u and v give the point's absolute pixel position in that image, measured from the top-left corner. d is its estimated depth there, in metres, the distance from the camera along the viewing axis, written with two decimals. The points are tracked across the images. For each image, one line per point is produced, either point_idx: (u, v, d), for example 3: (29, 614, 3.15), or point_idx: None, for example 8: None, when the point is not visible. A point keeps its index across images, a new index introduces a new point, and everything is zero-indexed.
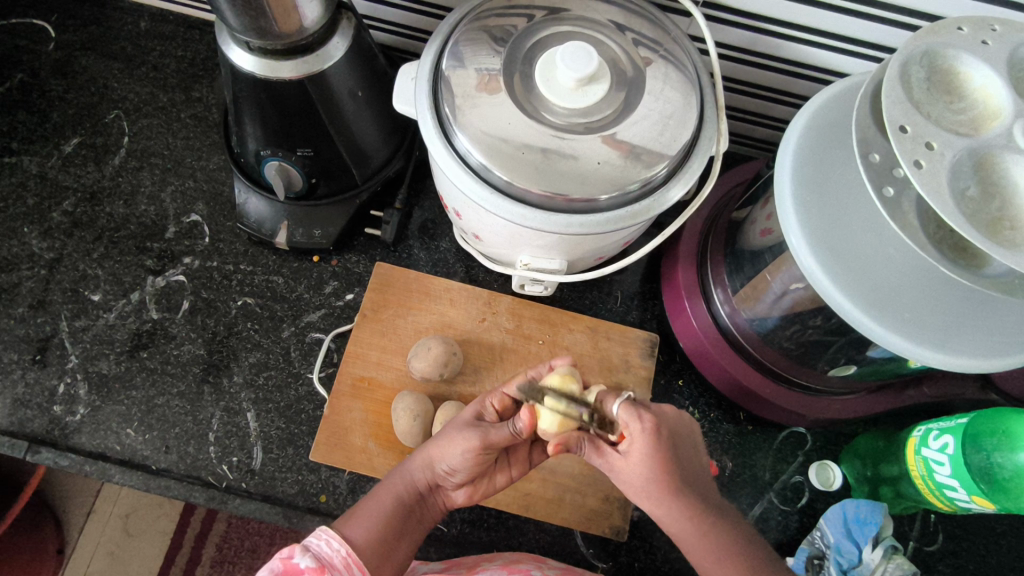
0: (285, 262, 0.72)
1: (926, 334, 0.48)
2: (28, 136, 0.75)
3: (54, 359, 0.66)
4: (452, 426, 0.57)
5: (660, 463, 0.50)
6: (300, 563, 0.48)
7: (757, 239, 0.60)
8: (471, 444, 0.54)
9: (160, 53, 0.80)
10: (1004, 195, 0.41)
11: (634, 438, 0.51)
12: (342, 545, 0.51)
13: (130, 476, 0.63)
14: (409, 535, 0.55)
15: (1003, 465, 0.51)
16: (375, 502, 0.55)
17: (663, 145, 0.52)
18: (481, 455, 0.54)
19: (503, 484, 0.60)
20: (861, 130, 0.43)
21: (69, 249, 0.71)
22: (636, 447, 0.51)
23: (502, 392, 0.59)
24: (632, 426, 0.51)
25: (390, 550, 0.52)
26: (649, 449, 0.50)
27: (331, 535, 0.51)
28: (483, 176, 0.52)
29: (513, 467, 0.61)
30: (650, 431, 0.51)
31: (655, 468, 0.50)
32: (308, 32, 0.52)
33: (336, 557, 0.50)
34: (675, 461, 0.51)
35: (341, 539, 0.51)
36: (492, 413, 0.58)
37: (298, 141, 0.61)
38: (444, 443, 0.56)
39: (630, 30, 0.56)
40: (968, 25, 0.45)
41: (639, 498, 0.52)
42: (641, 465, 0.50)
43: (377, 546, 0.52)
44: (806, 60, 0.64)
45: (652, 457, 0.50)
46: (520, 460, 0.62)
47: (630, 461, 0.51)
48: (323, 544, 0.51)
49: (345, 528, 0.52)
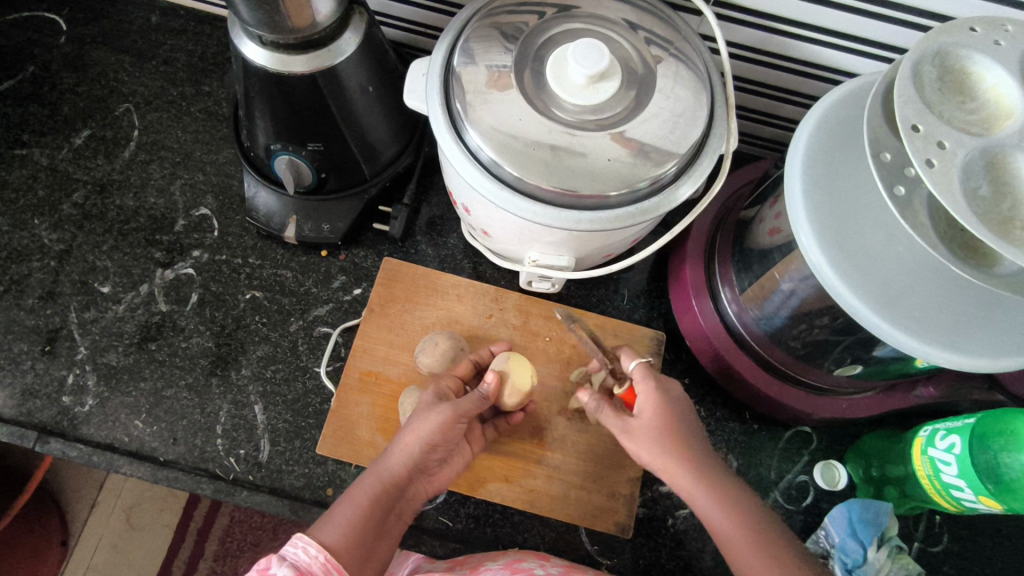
0: (294, 257, 0.73)
1: (934, 332, 0.48)
2: (39, 128, 0.75)
3: (63, 350, 0.67)
4: (418, 409, 0.59)
5: (671, 412, 0.57)
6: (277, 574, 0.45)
7: (765, 239, 0.61)
8: (442, 417, 0.57)
9: (171, 47, 0.80)
10: (1017, 195, 0.41)
11: (644, 397, 0.57)
12: (319, 552, 0.48)
13: (138, 467, 0.63)
14: (387, 532, 0.54)
15: (1010, 465, 0.51)
16: (352, 502, 0.53)
17: (673, 143, 0.52)
18: (454, 425, 0.57)
19: (465, 461, 0.63)
20: (872, 130, 0.43)
21: (79, 241, 0.71)
22: (647, 401, 0.57)
23: (452, 375, 0.64)
24: (642, 385, 0.58)
25: (370, 550, 0.51)
26: (659, 401, 0.57)
27: (307, 541, 0.49)
28: (493, 172, 0.52)
29: (471, 445, 0.64)
30: (658, 387, 0.58)
31: (668, 421, 0.56)
32: (321, 26, 0.52)
33: (315, 565, 0.47)
34: (679, 418, 0.57)
35: (318, 545, 0.49)
36: (451, 392, 0.62)
37: (308, 136, 0.61)
38: (418, 426, 0.57)
39: (642, 28, 0.56)
40: (980, 25, 0.45)
41: (652, 459, 0.56)
42: (655, 416, 0.56)
43: (357, 546, 0.50)
44: (816, 60, 0.64)
45: (658, 411, 0.56)
46: (477, 437, 0.65)
47: (641, 416, 0.57)
48: (300, 553, 0.48)
49: (321, 532, 0.50)
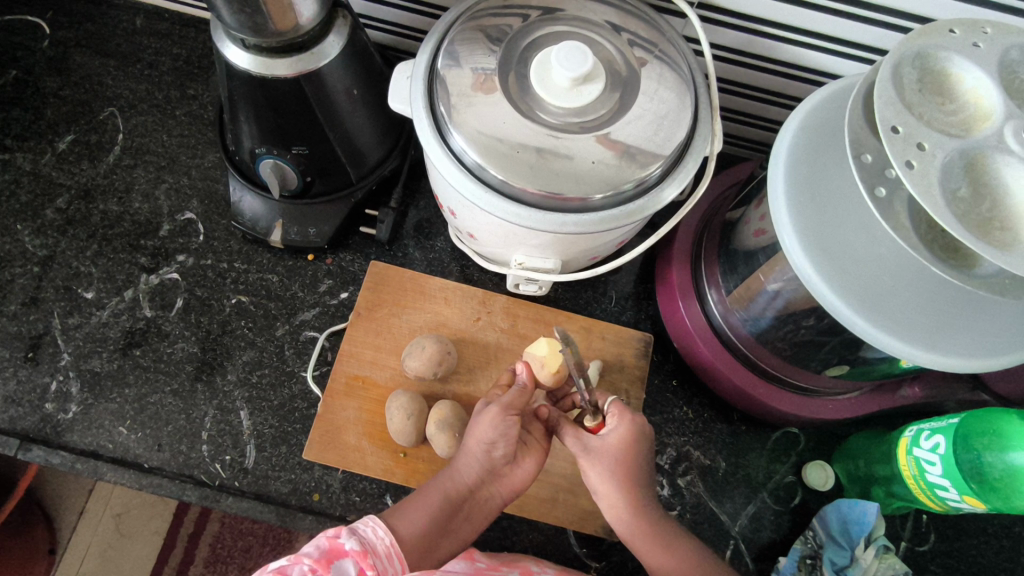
0: (280, 261, 0.72)
1: (917, 333, 0.49)
2: (22, 133, 0.75)
3: (46, 357, 0.66)
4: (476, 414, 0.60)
5: (634, 453, 0.57)
6: (346, 545, 0.52)
7: (750, 240, 0.61)
8: (492, 415, 0.58)
9: (155, 51, 0.80)
10: (996, 195, 0.41)
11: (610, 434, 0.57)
12: (386, 534, 0.54)
13: (122, 474, 0.63)
14: (456, 531, 0.57)
15: (993, 464, 0.51)
16: (425, 499, 0.57)
17: (657, 145, 0.52)
18: (505, 418, 0.58)
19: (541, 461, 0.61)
20: (853, 131, 0.43)
21: (62, 246, 0.70)
22: (620, 436, 0.57)
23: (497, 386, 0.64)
24: (619, 420, 0.58)
25: (433, 544, 0.55)
26: (627, 441, 0.57)
27: (376, 522, 0.55)
28: (477, 174, 0.52)
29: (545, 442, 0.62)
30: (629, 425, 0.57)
31: (624, 462, 0.57)
32: (304, 30, 0.52)
33: (380, 544, 0.54)
34: (638, 458, 0.57)
35: (386, 528, 0.55)
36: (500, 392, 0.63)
37: (293, 139, 0.61)
38: (476, 426, 0.58)
39: (625, 30, 0.56)
40: (959, 27, 0.45)
41: (598, 483, 0.57)
42: (616, 455, 0.57)
43: (423, 540, 0.55)
44: (799, 62, 0.65)
45: (626, 448, 0.57)
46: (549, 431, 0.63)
47: (608, 450, 0.57)
48: (368, 530, 0.55)
49: (396, 520, 0.56)
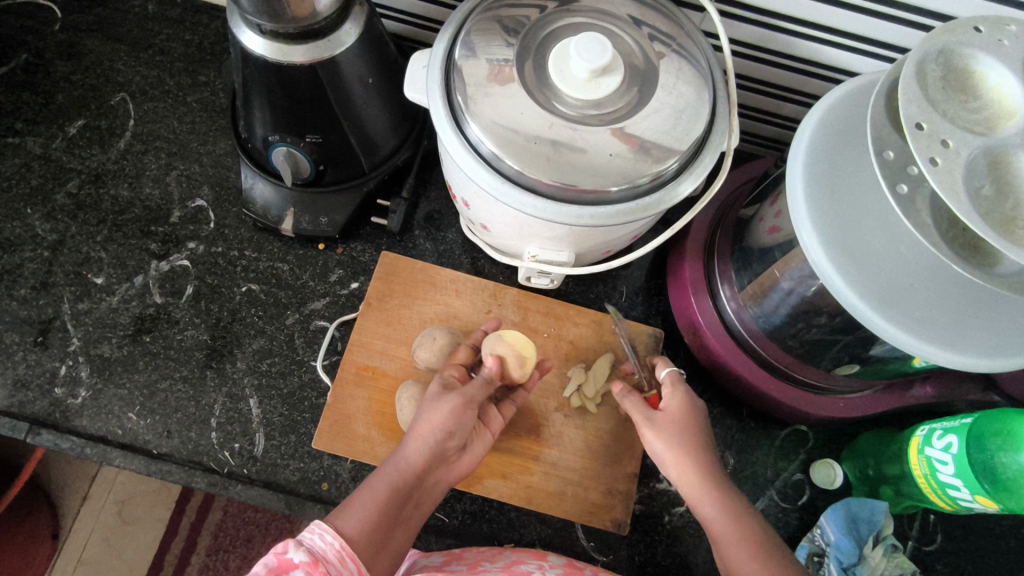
0: (290, 250, 0.72)
1: (935, 332, 0.48)
2: (33, 117, 0.74)
3: (56, 342, 0.66)
4: (427, 400, 0.58)
5: (690, 419, 0.58)
6: (295, 558, 0.45)
7: (764, 237, 0.61)
8: (454, 405, 0.57)
9: (167, 36, 0.79)
10: (1019, 195, 0.41)
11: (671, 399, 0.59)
12: (335, 539, 0.48)
13: (131, 460, 0.63)
14: (406, 522, 0.54)
15: (1007, 465, 0.51)
16: (370, 492, 0.53)
17: (674, 139, 0.52)
18: (466, 411, 0.57)
19: (485, 446, 0.61)
20: (875, 128, 0.43)
21: (73, 231, 0.70)
22: (676, 402, 0.59)
23: (453, 364, 0.63)
24: (673, 387, 0.60)
25: (386, 539, 0.51)
26: (685, 405, 0.59)
27: (324, 528, 0.49)
28: (492, 165, 0.52)
29: (488, 427, 0.62)
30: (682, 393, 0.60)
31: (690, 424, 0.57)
32: (321, 16, 0.51)
33: (330, 551, 0.47)
34: (699, 424, 0.58)
35: (335, 532, 0.49)
36: (455, 380, 0.61)
37: (307, 128, 0.60)
38: (430, 414, 0.57)
39: (645, 24, 0.56)
40: (983, 25, 0.44)
41: (667, 460, 0.56)
42: (675, 419, 0.58)
43: (374, 534, 0.50)
44: (817, 58, 0.64)
45: (685, 413, 0.58)
46: (494, 419, 0.63)
47: (666, 416, 0.58)
48: (316, 539, 0.48)
49: (340, 522, 0.51)
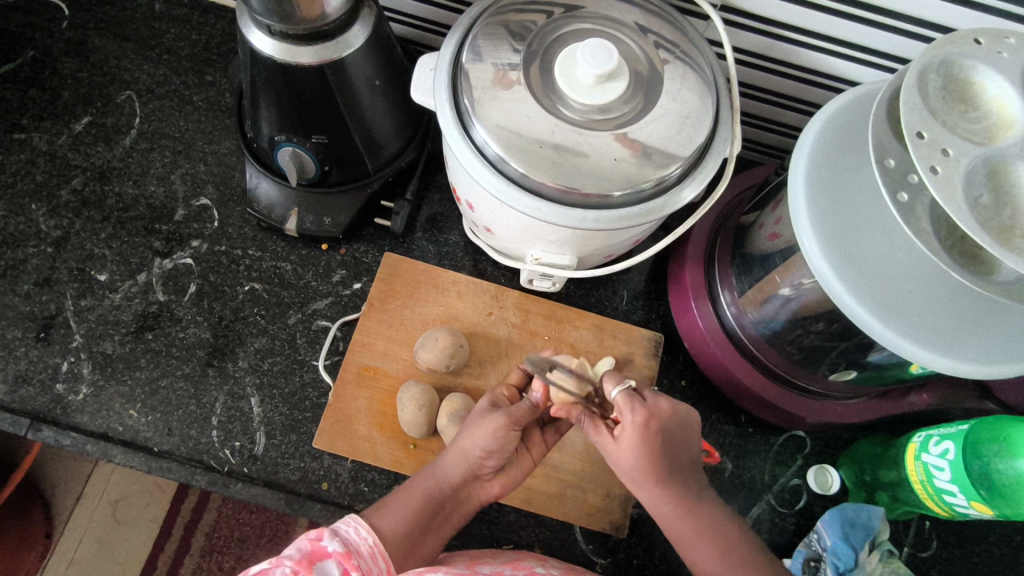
0: (294, 250, 0.72)
1: (932, 339, 0.49)
2: (39, 113, 0.75)
3: (58, 338, 0.66)
4: (473, 416, 0.60)
5: (651, 449, 0.52)
6: (328, 546, 0.49)
7: (765, 243, 0.61)
8: (497, 426, 0.57)
9: (174, 36, 0.80)
10: (1017, 203, 0.41)
11: (625, 428, 0.52)
12: (369, 535, 0.52)
13: (131, 457, 0.63)
14: (436, 530, 0.57)
15: (1003, 471, 0.51)
16: (405, 496, 0.56)
17: (678, 145, 0.52)
18: (509, 432, 0.57)
19: (526, 470, 0.62)
20: (877, 137, 0.44)
21: (77, 228, 0.70)
22: (629, 434, 0.52)
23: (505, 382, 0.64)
24: (627, 414, 0.52)
25: (416, 543, 0.54)
26: (640, 437, 0.52)
27: (358, 523, 0.53)
28: (498, 168, 0.52)
29: (530, 452, 0.63)
30: (641, 423, 0.52)
31: (646, 454, 0.52)
32: (331, 18, 0.52)
33: (362, 545, 0.51)
34: (662, 452, 0.53)
35: (369, 528, 0.53)
36: (504, 399, 0.62)
37: (313, 128, 0.61)
38: (474, 430, 0.58)
39: (650, 31, 0.57)
40: (983, 37, 0.45)
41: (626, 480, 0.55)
42: (632, 453, 0.52)
43: (404, 538, 0.54)
44: (818, 67, 0.65)
45: (641, 445, 0.52)
46: (538, 444, 0.64)
47: (622, 446, 0.53)
48: (350, 531, 0.52)
49: (375, 519, 0.54)
